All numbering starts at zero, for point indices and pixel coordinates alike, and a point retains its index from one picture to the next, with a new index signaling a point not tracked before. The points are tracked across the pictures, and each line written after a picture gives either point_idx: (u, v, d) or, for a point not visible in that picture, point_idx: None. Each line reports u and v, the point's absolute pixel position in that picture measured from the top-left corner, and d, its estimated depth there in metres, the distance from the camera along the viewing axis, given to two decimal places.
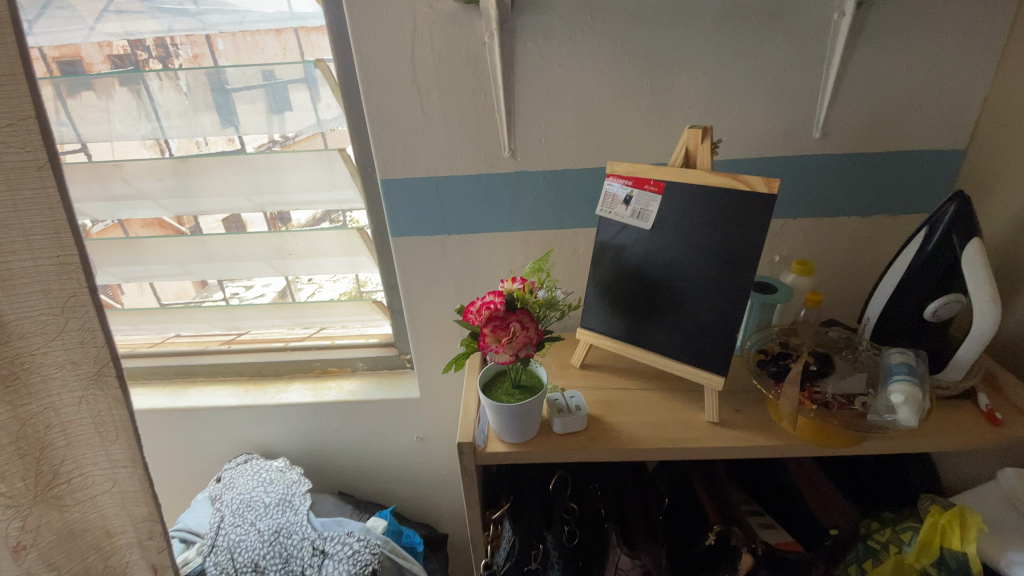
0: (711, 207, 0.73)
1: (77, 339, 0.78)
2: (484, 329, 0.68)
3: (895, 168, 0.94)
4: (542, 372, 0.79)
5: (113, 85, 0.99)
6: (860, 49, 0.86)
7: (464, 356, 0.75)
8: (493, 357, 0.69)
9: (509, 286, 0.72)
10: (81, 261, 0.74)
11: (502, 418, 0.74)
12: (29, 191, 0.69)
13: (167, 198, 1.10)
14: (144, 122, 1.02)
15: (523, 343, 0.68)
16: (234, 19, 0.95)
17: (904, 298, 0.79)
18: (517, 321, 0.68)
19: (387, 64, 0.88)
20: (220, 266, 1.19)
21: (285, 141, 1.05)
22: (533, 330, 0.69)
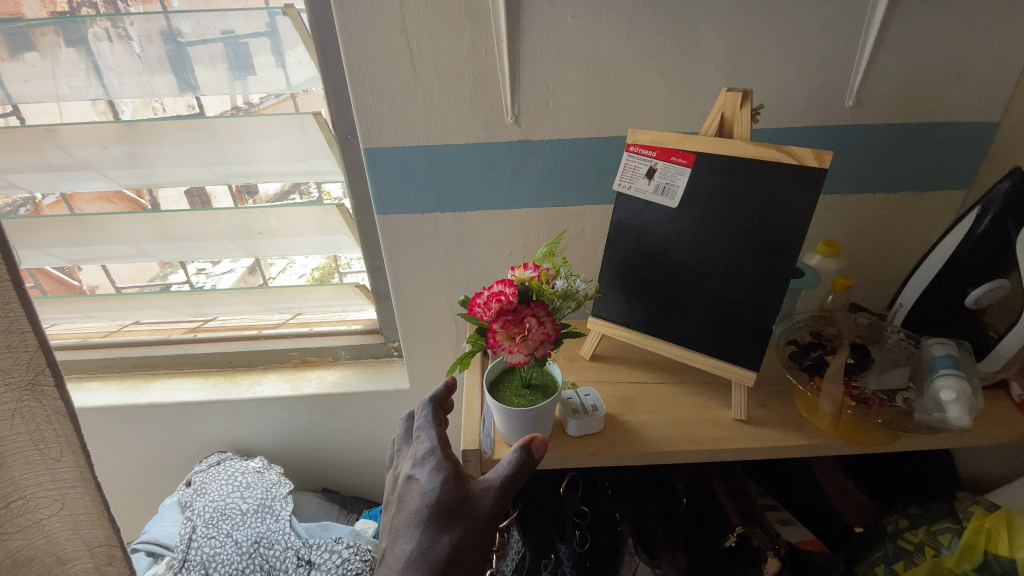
0: (746, 182, 0.64)
1: (3, 343, 0.64)
2: (494, 325, 0.59)
3: (925, 140, 0.87)
4: (556, 371, 0.70)
5: (52, 39, 0.84)
6: (905, 3, 0.77)
7: (470, 357, 0.65)
8: (504, 359, 0.59)
9: (521, 275, 0.64)
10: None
11: (512, 422, 0.66)
12: None
13: (115, 168, 0.95)
14: (82, 80, 0.87)
15: (539, 342, 0.59)
16: None
17: (943, 283, 0.73)
18: (530, 316, 0.59)
19: (369, 11, 0.75)
20: (181, 246, 1.06)
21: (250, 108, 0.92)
22: (549, 327, 0.60)
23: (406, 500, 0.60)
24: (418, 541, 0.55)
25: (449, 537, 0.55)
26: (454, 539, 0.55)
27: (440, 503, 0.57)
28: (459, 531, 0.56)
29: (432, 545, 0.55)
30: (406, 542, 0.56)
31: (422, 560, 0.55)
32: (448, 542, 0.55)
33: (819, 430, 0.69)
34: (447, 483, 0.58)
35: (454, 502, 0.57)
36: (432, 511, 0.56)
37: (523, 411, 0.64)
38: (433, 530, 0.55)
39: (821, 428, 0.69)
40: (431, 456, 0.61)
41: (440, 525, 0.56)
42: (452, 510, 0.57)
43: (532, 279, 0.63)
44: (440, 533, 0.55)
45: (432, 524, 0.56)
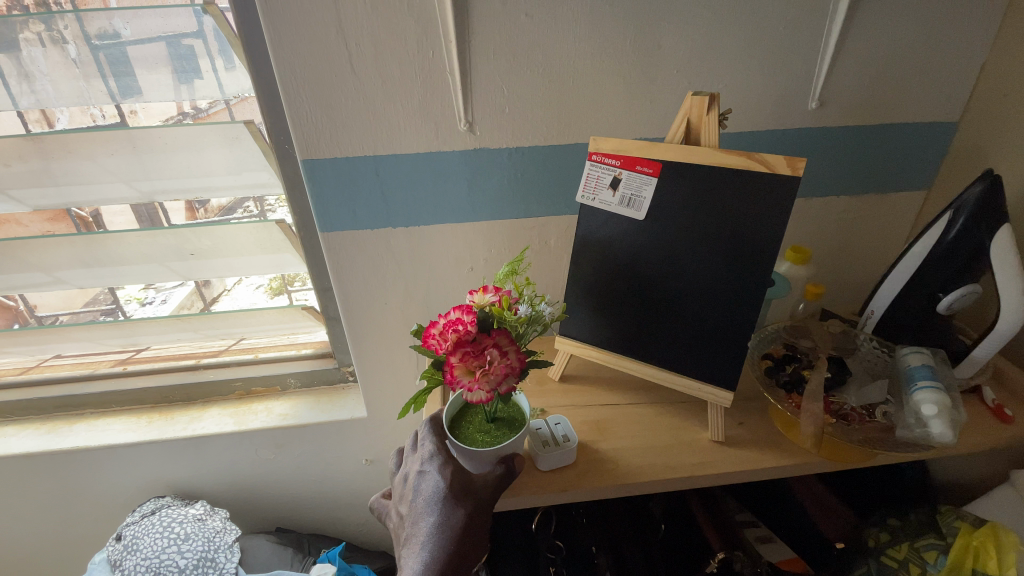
0: (716, 192, 0.60)
1: None
2: (451, 358, 0.52)
3: (887, 143, 0.86)
4: (525, 402, 0.63)
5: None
6: (867, 2, 0.74)
7: (426, 394, 0.59)
8: (465, 398, 0.52)
9: (481, 300, 0.58)
10: None
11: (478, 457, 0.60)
12: None
13: (20, 188, 0.84)
14: None
15: (503, 376, 0.52)
16: None
17: (914, 290, 0.71)
18: (491, 346, 0.53)
19: (302, 8, 0.67)
20: (103, 272, 0.95)
21: (198, 114, 0.83)
22: (513, 357, 0.53)
23: (417, 487, 0.60)
24: (434, 522, 0.56)
25: (463, 515, 0.57)
26: (467, 516, 0.57)
27: (451, 485, 0.57)
28: (471, 508, 0.57)
29: (448, 523, 0.56)
30: (423, 524, 0.57)
31: (441, 537, 0.56)
32: (462, 519, 0.56)
33: (799, 449, 0.66)
34: (455, 466, 0.59)
35: (463, 482, 0.58)
36: (444, 495, 0.57)
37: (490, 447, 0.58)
38: (447, 509, 0.57)
39: (802, 447, 0.66)
40: (436, 445, 0.60)
41: (455, 506, 0.57)
42: (463, 489, 0.58)
43: (492, 304, 0.58)
44: (454, 513, 0.56)
45: (446, 504, 0.57)
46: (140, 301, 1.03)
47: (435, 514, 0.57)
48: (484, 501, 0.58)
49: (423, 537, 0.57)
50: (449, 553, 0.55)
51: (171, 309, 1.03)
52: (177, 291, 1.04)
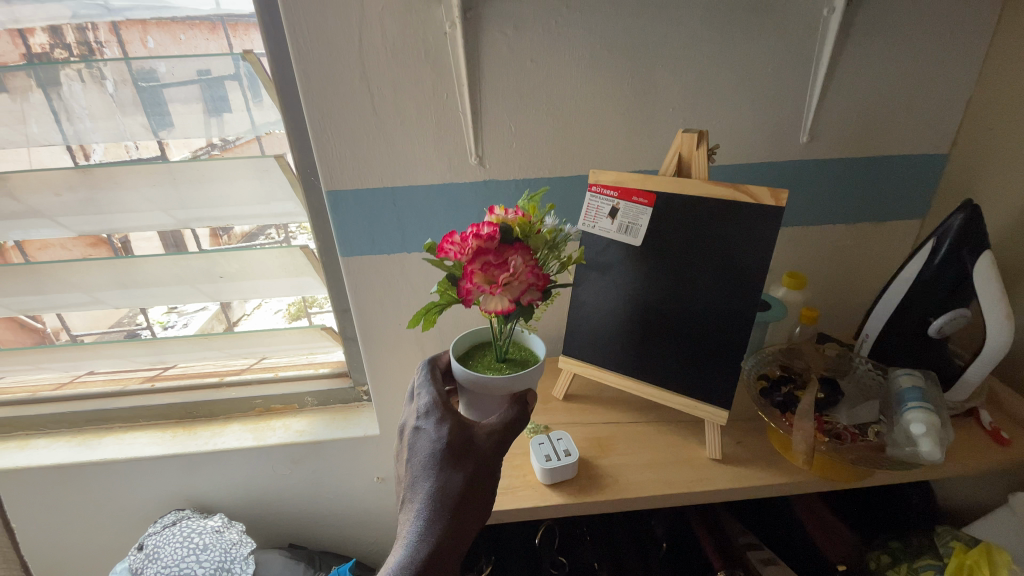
0: (706, 221, 0.64)
1: None
2: (472, 266, 0.55)
3: (879, 174, 0.90)
4: (537, 346, 0.68)
5: (22, 79, 0.82)
6: (850, 47, 0.80)
7: (437, 311, 0.62)
8: (484, 308, 0.55)
9: (501, 216, 0.58)
10: None
11: (484, 394, 0.64)
12: None
13: (68, 215, 0.93)
14: (36, 123, 0.85)
15: (523, 286, 0.55)
16: (150, 4, 0.78)
17: (905, 314, 0.74)
18: (514, 256, 0.55)
19: (332, 57, 0.74)
20: (138, 293, 1.02)
21: (224, 146, 0.88)
22: (534, 268, 0.56)
23: (412, 448, 0.59)
24: (431, 482, 0.55)
25: (460, 473, 0.56)
26: (465, 473, 0.56)
27: (449, 441, 0.57)
28: (469, 466, 0.57)
29: (446, 483, 0.55)
30: (418, 485, 0.56)
31: (438, 498, 0.54)
32: (460, 479, 0.56)
33: (794, 468, 0.68)
34: (452, 424, 0.59)
35: (462, 441, 0.58)
36: (442, 451, 0.57)
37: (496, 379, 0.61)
38: (445, 468, 0.56)
39: (797, 466, 0.68)
40: (435, 402, 0.61)
41: (452, 463, 0.56)
42: (461, 448, 0.58)
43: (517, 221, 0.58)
44: (452, 470, 0.56)
45: (443, 463, 0.56)
46: (164, 323, 1.10)
47: (432, 471, 0.56)
48: (481, 460, 0.58)
49: (418, 499, 0.55)
50: (448, 513, 0.54)
51: (192, 331, 1.09)
52: (197, 315, 1.11)
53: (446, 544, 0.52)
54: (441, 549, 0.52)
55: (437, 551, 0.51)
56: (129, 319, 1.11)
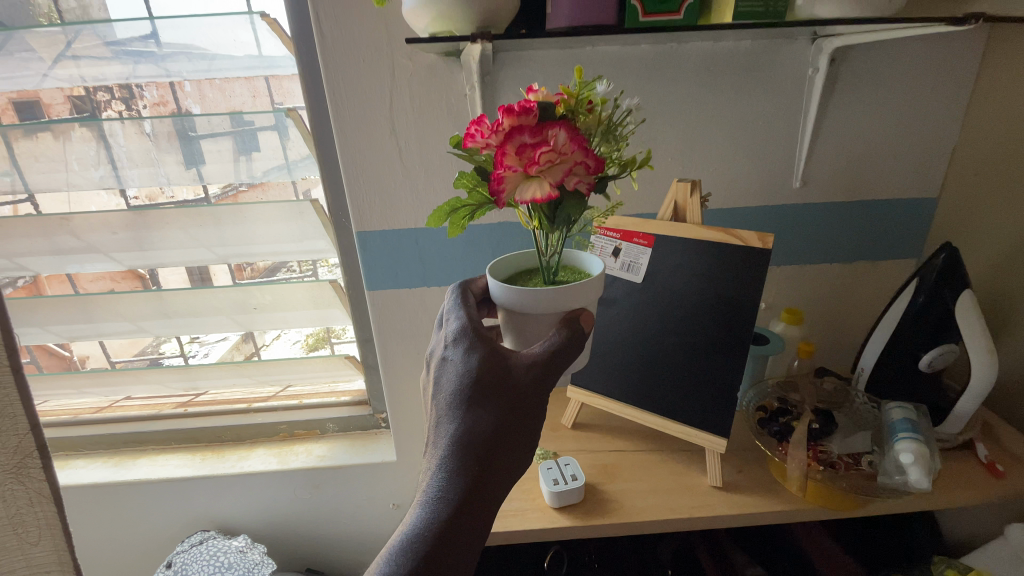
0: (701, 261, 0.70)
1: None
2: (508, 149, 0.47)
3: (871, 217, 0.96)
4: (593, 265, 0.63)
5: (84, 131, 0.93)
6: (835, 102, 0.87)
7: (466, 215, 0.56)
8: (518, 201, 0.48)
9: (541, 95, 0.51)
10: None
11: (528, 318, 0.59)
12: None
13: (121, 251, 1.03)
14: (74, 154, 0.95)
15: (567, 168, 0.47)
16: (200, 67, 0.90)
17: (897, 349, 0.77)
18: (554, 133, 0.47)
19: (363, 114, 0.84)
20: (178, 322, 1.11)
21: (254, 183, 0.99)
22: (581, 148, 0.48)
23: (438, 382, 0.55)
24: (455, 423, 0.51)
25: (493, 412, 0.52)
26: (496, 414, 0.52)
27: (481, 374, 0.52)
28: (500, 405, 0.52)
29: (471, 425, 0.51)
30: (444, 424, 0.52)
31: (462, 442, 0.50)
32: (487, 420, 0.51)
33: (793, 497, 0.71)
34: (480, 357, 0.53)
35: (491, 377, 0.52)
36: (473, 385, 0.52)
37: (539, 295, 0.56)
38: (471, 408, 0.51)
39: (795, 495, 0.71)
40: (463, 330, 0.55)
41: (485, 399, 0.52)
42: (490, 386, 0.52)
43: (561, 101, 0.51)
44: (484, 407, 0.51)
45: (469, 403, 0.51)
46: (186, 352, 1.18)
47: (461, 410, 0.51)
48: (518, 395, 0.53)
49: (443, 440, 0.52)
50: (478, 456, 0.50)
51: (213, 360, 1.18)
52: (217, 345, 1.19)
53: (476, 492, 0.48)
54: (470, 498, 0.48)
55: (466, 501, 0.48)
56: (150, 348, 1.20)
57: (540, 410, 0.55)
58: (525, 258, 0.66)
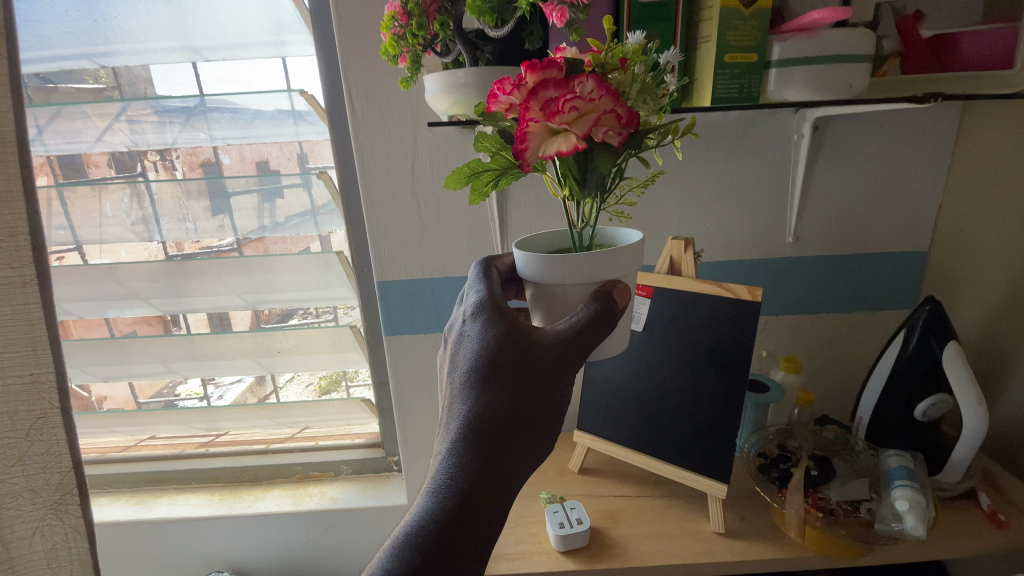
0: (697, 311, 0.75)
1: (41, 464, 0.81)
2: (530, 104, 0.45)
3: (865, 269, 1.00)
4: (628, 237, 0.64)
5: (136, 191, 1.04)
6: (820, 165, 0.94)
7: (489, 181, 0.55)
8: (542, 158, 0.46)
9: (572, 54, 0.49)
10: (55, 378, 0.78)
11: (559, 292, 0.60)
12: (11, 306, 0.73)
13: (159, 297, 1.11)
14: (110, 202, 1.05)
15: (595, 117, 0.45)
16: (238, 133, 1.01)
17: (892, 398, 0.80)
18: (581, 82, 0.45)
19: (386, 176, 0.92)
20: (205, 364, 1.17)
21: (275, 228, 1.07)
22: (609, 96, 0.45)
23: (456, 358, 0.55)
24: (467, 398, 0.51)
25: (506, 391, 0.50)
26: (509, 391, 0.50)
27: (493, 353, 0.52)
28: (514, 381, 0.51)
29: (482, 401, 0.50)
30: (458, 400, 0.52)
31: (472, 418, 0.49)
32: (499, 397, 0.50)
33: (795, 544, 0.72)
34: (497, 332, 0.53)
35: (506, 352, 0.52)
36: (485, 365, 0.51)
37: (573, 263, 0.56)
38: (483, 383, 0.51)
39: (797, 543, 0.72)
40: (481, 307, 0.56)
41: (498, 378, 0.51)
42: (504, 361, 0.51)
43: (591, 56, 0.48)
44: (497, 386, 0.50)
45: (482, 378, 0.51)
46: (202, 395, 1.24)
47: (473, 389, 0.51)
48: (532, 375, 0.51)
49: (455, 416, 0.51)
50: (489, 436, 0.48)
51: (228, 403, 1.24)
52: (232, 387, 1.25)
53: (486, 472, 0.47)
54: (481, 479, 0.47)
55: (476, 482, 0.46)
56: (168, 390, 1.26)
57: (560, 388, 0.53)
58: (556, 241, 0.67)
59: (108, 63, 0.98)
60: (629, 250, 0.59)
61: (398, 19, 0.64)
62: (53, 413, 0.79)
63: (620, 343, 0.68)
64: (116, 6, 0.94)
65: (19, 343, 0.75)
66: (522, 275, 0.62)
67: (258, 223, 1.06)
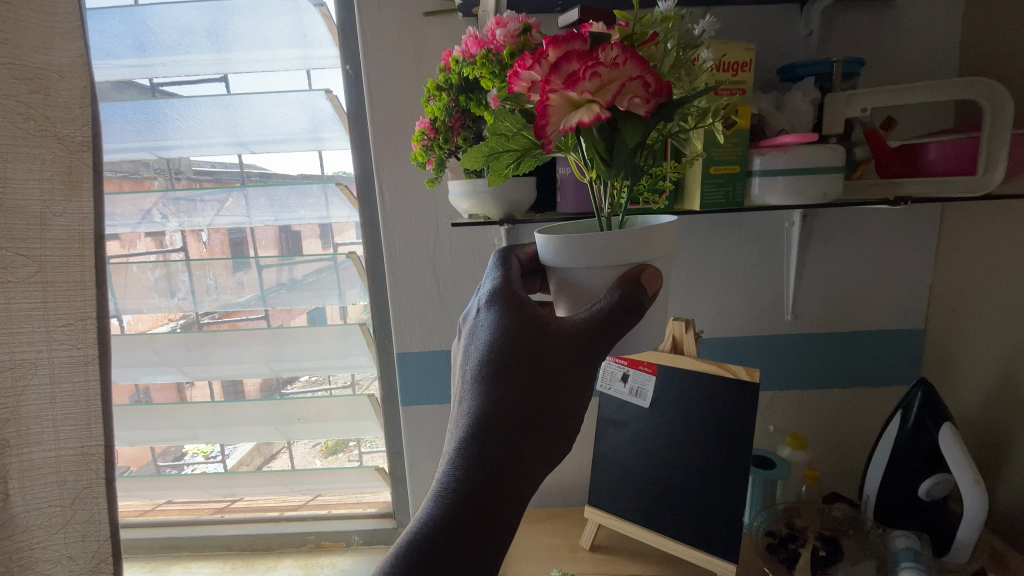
0: (701, 389, 0.79)
1: (80, 531, 0.95)
2: (552, 76, 0.45)
3: (863, 345, 1.04)
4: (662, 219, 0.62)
5: (179, 268, 1.14)
6: (813, 248, 1.00)
7: (510, 160, 0.57)
8: (564, 131, 0.46)
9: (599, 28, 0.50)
10: (103, 450, 0.94)
11: (584, 278, 0.56)
12: (72, 385, 0.92)
13: (189, 364, 1.18)
14: (136, 262, 1.15)
15: (619, 85, 0.44)
16: (270, 215, 1.12)
17: (897, 476, 0.82)
18: (604, 52, 0.44)
19: (409, 257, 1.01)
20: (227, 430, 1.22)
21: (292, 283, 1.12)
22: (634, 61, 0.44)
23: (467, 352, 0.55)
24: (474, 394, 0.51)
25: (517, 387, 0.49)
26: (516, 389, 0.49)
27: (505, 348, 0.51)
28: (522, 379, 0.50)
29: (488, 398, 0.49)
30: (465, 395, 0.52)
31: (477, 415, 0.49)
32: (506, 395, 0.49)
33: None
34: (506, 327, 0.52)
35: (516, 350, 0.51)
36: (495, 361, 0.51)
37: (599, 244, 0.53)
38: (490, 380, 0.50)
39: None
40: (494, 300, 0.55)
41: (507, 373, 0.50)
42: (513, 359, 0.50)
43: (618, 30, 0.48)
44: (507, 381, 0.50)
45: (489, 375, 0.50)
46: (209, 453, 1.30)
47: (480, 385, 0.50)
48: (543, 371, 0.50)
49: (462, 411, 0.51)
50: (496, 429, 0.48)
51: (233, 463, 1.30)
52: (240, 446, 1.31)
53: (492, 466, 0.47)
54: (489, 473, 0.47)
55: (484, 479, 0.46)
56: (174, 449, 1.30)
57: (575, 384, 0.51)
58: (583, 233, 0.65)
59: (165, 155, 1.10)
60: (659, 233, 0.56)
61: (427, 134, 0.73)
62: (100, 483, 0.95)
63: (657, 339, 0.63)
64: (178, 109, 1.07)
65: (77, 419, 0.92)
66: (544, 264, 0.59)
67: (277, 279, 1.12)
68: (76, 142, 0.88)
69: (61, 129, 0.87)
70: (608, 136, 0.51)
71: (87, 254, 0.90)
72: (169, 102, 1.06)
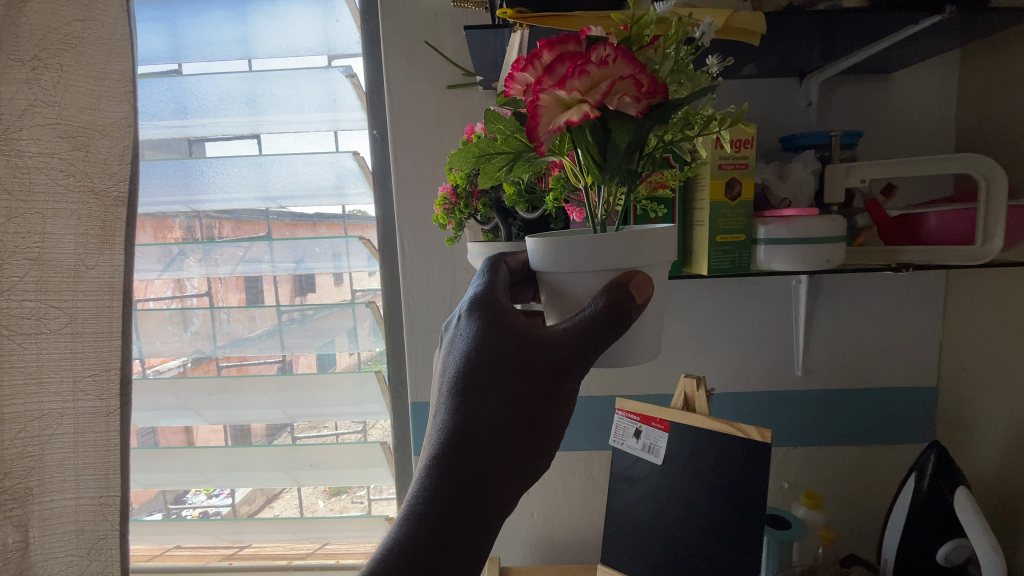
0: (712, 447, 0.80)
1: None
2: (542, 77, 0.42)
3: (875, 402, 1.04)
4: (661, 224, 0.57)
5: (202, 317, 1.18)
6: (822, 306, 1.02)
7: (500, 164, 0.55)
8: (553, 132, 0.42)
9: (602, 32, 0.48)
10: (119, 500, 0.97)
11: (572, 284, 0.53)
12: (96, 434, 0.96)
13: (207, 408, 1.21)
14: (151, 293, 1.21)
15: (609, 84, 0.41)
16: (290, 265, 1.16)
17: (913, 541, 0.81)
18: (596, 52, 0.41)
19: (426, 310, 1.04)
20: (239, 474, 1.23)
21: (303, 317, 1.16)
22: (625, 61, 0.41)
23: (445, 363, 0.47)
24: (452, 404, 0.42)
25: (501, 393, 0.42)
26: (502, 398, 0.42)
27: (488, 352, 0.44)
28: (510, 387, 0.42)
29: (468, 407, 0.41)
30: (441, 408, 0.43)
31: (455, 427, 0.40)
32: (490, 405, 0.41)
33: None
34: (493, 332, 0.46)
35: (503, 356, 0.44)
36: (478, 363, 0.43)
37: (586, 248, 0.50)
38: (473, 387, 0.42)
39: None
40: (478, 305, 0.49)
41: (493, 380, 0.42)
42: (500, 365, 0.43)
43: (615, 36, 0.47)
44: (493, 389, 0.42)
45: (472, 381, 0.43)
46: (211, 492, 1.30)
47: (460, 393, 0.42)
48: (530, 375, 0.43)
49: (437, 425, 0.42)
50: (479, 443, 0.39)
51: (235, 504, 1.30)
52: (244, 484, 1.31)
53: (473, 487, 0.37)
54: (471, 498, 0.37)
55: (460, 497, 0.37)
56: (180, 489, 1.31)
57: (567, 394, 0.44)
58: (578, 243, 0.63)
59: (198, 207, 1.16)
60: (653, 238, 0.52)
61: (449, 199, 0.77)
62: (113, 534, 0.98)
63: (654, 353, 0.59)
64: (211, 167, 1.14)
65: (98, 465, 0.96)
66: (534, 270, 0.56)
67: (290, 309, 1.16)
68: (113, 197, 0.93)
69: (100, 183, 0.93)
70: (601, 137, 0.47)
71: (116, 306, 0.95)
72: (207, 161, 1.13)
